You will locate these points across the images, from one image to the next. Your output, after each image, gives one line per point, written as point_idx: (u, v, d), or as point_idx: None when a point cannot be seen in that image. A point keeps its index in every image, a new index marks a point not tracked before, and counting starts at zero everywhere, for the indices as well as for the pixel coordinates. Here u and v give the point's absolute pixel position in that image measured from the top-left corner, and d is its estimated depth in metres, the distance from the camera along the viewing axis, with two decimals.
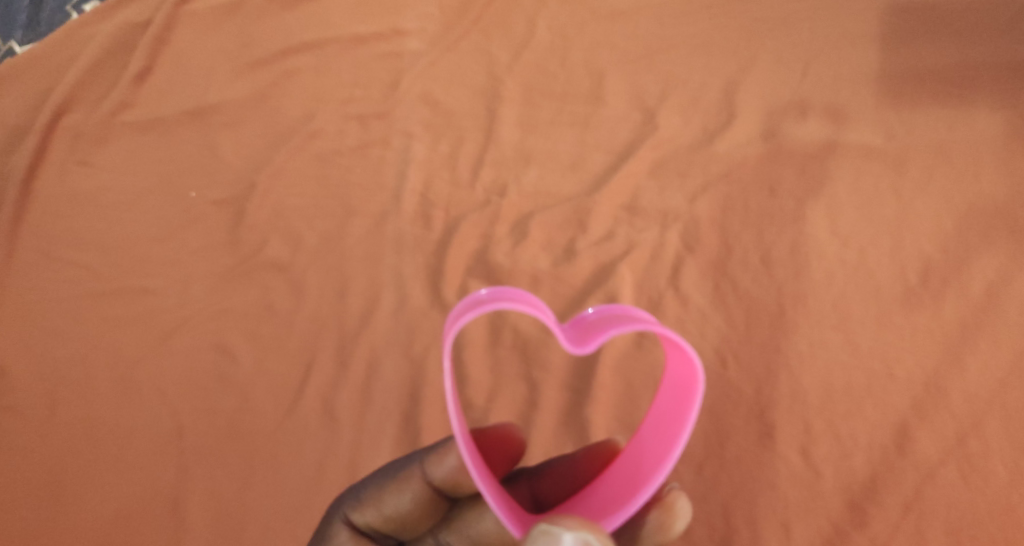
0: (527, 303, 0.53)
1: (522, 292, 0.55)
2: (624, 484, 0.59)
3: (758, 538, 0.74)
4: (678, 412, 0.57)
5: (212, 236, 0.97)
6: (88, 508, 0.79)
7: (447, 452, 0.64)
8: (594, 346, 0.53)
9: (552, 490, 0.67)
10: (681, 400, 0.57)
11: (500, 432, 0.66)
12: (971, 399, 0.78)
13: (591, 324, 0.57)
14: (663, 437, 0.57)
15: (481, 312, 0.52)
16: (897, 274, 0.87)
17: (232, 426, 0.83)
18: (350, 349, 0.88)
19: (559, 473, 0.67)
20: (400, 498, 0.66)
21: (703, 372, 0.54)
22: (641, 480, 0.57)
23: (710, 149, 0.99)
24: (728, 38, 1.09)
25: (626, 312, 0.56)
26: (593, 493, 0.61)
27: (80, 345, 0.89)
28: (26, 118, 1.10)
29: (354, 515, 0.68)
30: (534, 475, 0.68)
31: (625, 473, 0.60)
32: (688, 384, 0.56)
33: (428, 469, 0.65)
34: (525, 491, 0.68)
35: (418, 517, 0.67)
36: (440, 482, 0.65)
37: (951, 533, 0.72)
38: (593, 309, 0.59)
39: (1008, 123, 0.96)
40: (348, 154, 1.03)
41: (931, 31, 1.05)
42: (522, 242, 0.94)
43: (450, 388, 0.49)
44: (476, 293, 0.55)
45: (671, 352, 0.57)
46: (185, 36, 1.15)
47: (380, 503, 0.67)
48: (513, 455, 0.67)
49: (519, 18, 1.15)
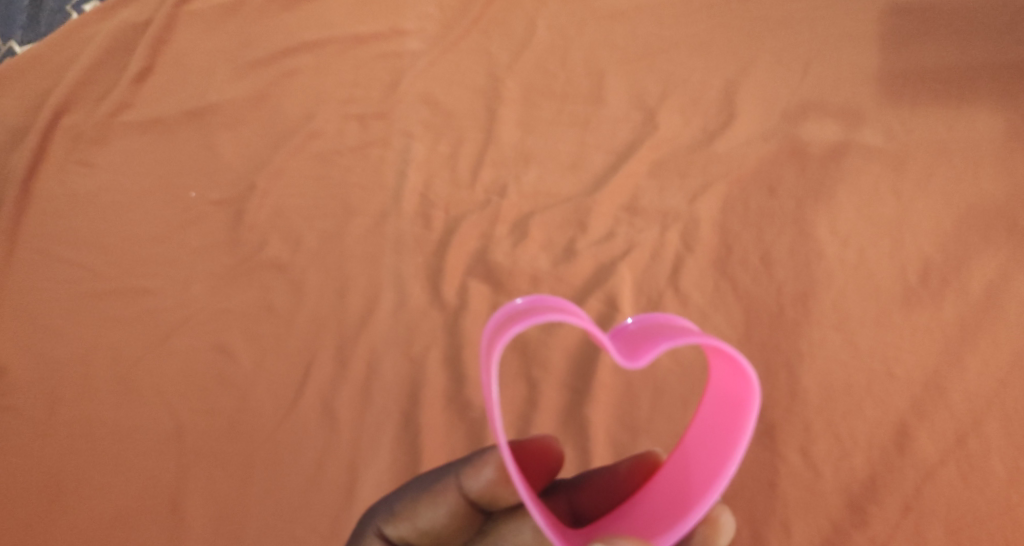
0: (575, 314, 0.53)
1: (561, 301, 0.56)
2: (672, 499, 0.60)
3: (759, 538, 0.73)
4: (730, 427, 0.59)
5: (213, 236, 0.97)
6: (89, 508, 0.79)
7: (484, 464, 0.63)
8: (648, 360, 0.53)
9: (590, 503, 0.66)
10: (731, 415, 0.59)
11: (540, 444, 0.64)
12: (970, 398, 0.78)
13: (635, 336, 0.57)
14: (714, 452, 0.59)
15: (529, 323, 0.51)
16: (897, 274, 0.87)
17: (232, 425, 0.83)
18: (350, 348, 0.88)
19: (599, 486, 0.66)
20: (436, 511, 0.65)
21: (759, 391, 0.56)
22: (693, 496, 0.59)
23: (710, 148, 0.99)
24: (728, 38, 1.09)
25: (674, 325, 0.56)
26: (638, 508, 0.62)
27: (80, 346, 0.89)
28: (25, 117, 1.10)
29: (388, 528, 0.66)
30: (572, 487, 0.68)
31: (671, 488, 0.61)
32: (740, 402, 0.58)
33: (465, 482, 0.64)
34: (563, 505, 0.67)
35: (452, 531, 0.65)
36: (478, 494, 0.63)
37: (951, 533, 0.72)
38: (632, 321, 0.59)
39: (1007, 123, 0.96)
40: (348, 154, 1.04)
41: (930, 32, 1.06)
42: (522, 241, 0.94)
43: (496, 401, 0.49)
44: (513, 303, 0.56)
45: (719, 366, 0.59)
46: (185, 37, 1.15)
47: (415, 517, 0.65)
48: (552, 467, 0.66)
49: (519, 19, 1.15)
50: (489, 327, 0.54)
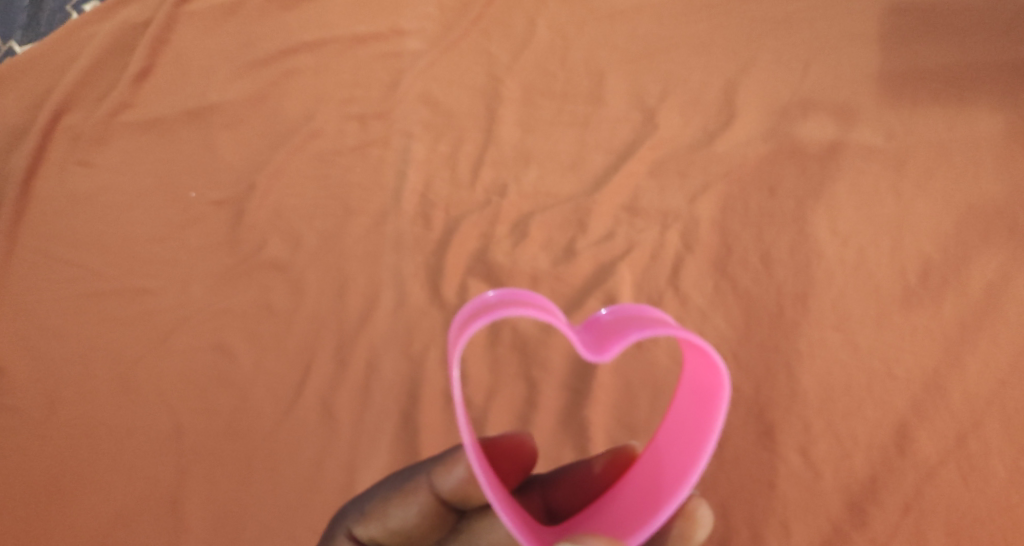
0: (542, 308, 0.55)
1: (532, 296, 0.57)
2: (645, 495, 0.60)
3: (759, 538, 0.73)
4: (701, 420, 0.58)
5: (212, 236, 0.98)
6: (88, 508, 0.79)
7: (455, 463, 0.64)
8: (614, 353, 0.53)
9: (564, 500, 0.68)
10: (702, 407, 0.58)
11: (512, 442, 0.65)
12: (970, 399, 0.78)
13: (606, 327, 0.57)
14: (686, 446, 0.58)
15: (493, 318, 0.52)
16: (897, 274, 0.87)
17: (232, 425, 0.83)
18: (349, 348, 0.88)
19: (573, 482, 0.68)
20: (407, 511, 0.65)
21: (728, 380, 0.55)
22: (665, 492, 0.58)
23: (710, 148, 0.99)
24: (728, 38, 1.09)
25: (645, 316, 0.56)
26: (612, 505, 0.61)
27: (80, 345, 0.89)
28: (25, 117, 1.10)
29: (358, 528, 0.67)
30: (547, 484, 0.69)
31: (644, 484, 0.61)
32: (711, 392, 0.57)
33: (437, 481, 0.64)
34: (538, 501, 0.68)
35: (424, 531, 0.66)
36: (449, 493, 0.64)
37: (952, 534, 0.71)
38: (606, 310, 0.60)
39: (1008, 123, 0.96)
40: (348, 154, 1.04)
41: (930, 32, 1.06)
42: (522, 241, 0.94)
43: (458, 396, 0.49)
44: (484, 296, 0.57)
45: (691, 358, 0.58)
46: (185, 37, 1.15)
47: (384, 517, 0.66)
48: (526, 465, 0.66)
49: (519, 19, 1.15)
50: (458, 321, 0.56)
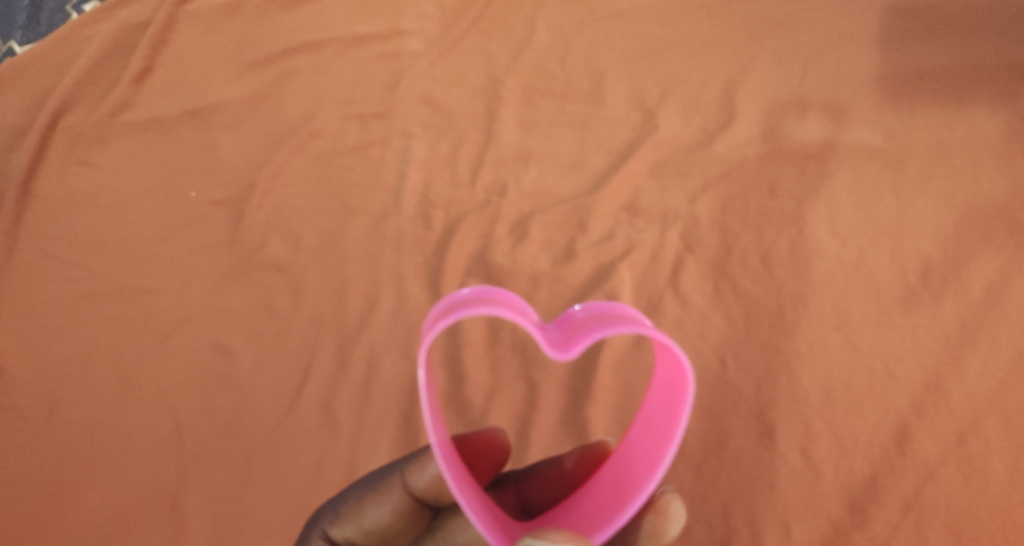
0: (508, 308, 0.54)
1: (504, 293, 0.57)
2: (614, 492, 0.60)
3: (759, 538, 0.73)
4: (668, 416, 0.57)
5: (212, 236, 0.97)
6: (87, 507, 0.79)
7: (428, 461, 0.64)
8: (579, 351, 0.54)
9: (539, 495, 0.68)
10: (671, 403, 0.58)
11: (486, 438, 0.67)
12: (970, 399, 0.78)
13: (578, 324, 0.57)
14: (654, 443, 0.58)
15: (458, 318, 0.53)
16: (897, 274, 0.87)
17: (231, 426, 0.83)
18: (349, 348, 0.88)
19: (546, 477, 0.68)
20: (381, 510, 0.66)
21: (694, 377, 0.54)
22: (632, 488, 0.58)
23: (710, 148, 0.99)
24: (728, 38, 1.09)
25: (615, 312, 0.56)
26: (584, 501, 0.62)
27: (79, 345, 0.89)
28: (25, 117, 1.10)
29: (333, 529, 0.67)
30: (521, 479, 0.69)
31: (614, 480, 0.61)
32: (677, 390, 0.57)
33: (410, 479, 0.65)
34: (511, 497, 0.69)
35: (399, 530, 0.66)
36: (422, 492, 0.64)
37: (952, 533, 0.71)
38: (581, 306, 0.59)
39: (1008, 123, 0.96)
40: (348, 154, 1.03)
41: (930, 32, 1.06)
42: (522, 241, 0.94)
43: (425, 394, 0.50)
44: (457, 293, 0.57)
45: (659, 354, 0.57)
46: (185, 37, 1.15)
47: (360, 517, 0.66)
48: (499, 460, 0.67)
49: (519, 19, 1.15)
50: (429, 318, 0.56)
